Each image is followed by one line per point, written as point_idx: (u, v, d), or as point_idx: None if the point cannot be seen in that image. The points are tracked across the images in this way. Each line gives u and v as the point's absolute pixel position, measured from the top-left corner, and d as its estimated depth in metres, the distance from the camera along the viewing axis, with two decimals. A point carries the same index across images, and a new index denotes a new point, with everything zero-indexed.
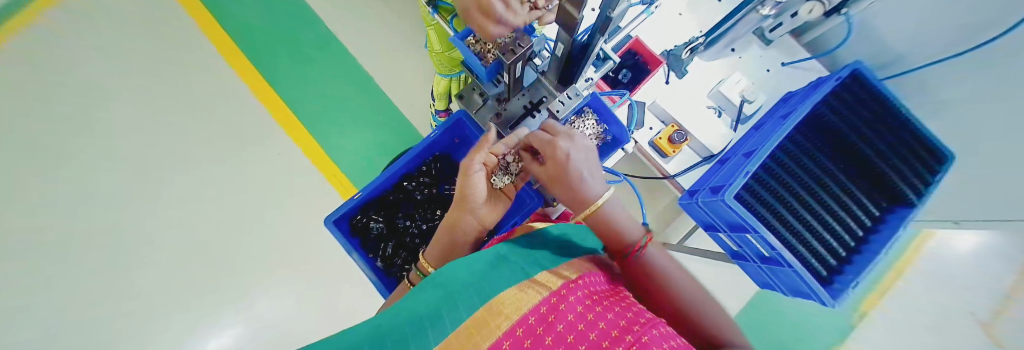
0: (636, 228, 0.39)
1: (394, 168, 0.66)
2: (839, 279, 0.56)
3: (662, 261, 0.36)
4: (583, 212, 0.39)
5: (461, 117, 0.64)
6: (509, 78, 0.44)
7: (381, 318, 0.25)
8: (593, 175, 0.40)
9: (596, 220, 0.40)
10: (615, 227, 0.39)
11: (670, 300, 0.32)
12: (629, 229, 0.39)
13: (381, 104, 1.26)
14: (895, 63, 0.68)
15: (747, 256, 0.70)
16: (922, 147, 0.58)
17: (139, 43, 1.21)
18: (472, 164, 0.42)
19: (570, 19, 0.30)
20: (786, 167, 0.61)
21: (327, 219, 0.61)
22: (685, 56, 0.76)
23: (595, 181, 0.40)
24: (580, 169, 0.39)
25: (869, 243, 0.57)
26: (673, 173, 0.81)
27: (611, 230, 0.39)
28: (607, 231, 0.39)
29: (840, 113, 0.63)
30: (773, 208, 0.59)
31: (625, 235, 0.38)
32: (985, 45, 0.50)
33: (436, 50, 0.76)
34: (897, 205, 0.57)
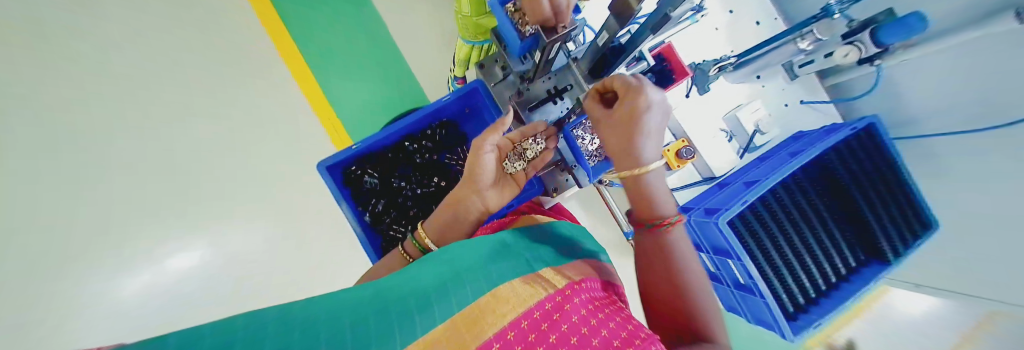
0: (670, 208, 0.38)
1: (398, 127, 0.63)
2: (803, 317, 0.59)
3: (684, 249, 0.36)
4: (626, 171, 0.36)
5: (476, 87, 0.61)
6: (541, 58, 0.43)
7: (382, 282, 0.24)
8: (655, 139, 0.36)
9: (636, 183, 0.37)
10: (649, 196, 0.37)
11: (676, 286, 0.33)
12: (662, 206, 0.37)
13: (392, 55, 1.21)
14: (906, 126, 0.68)
15: (722, 279, 0.72)
16: (913, 211, 0.59)
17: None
18: (483, 144, 0.43)
19: (625, 9, 0.28)
20: (784, 206, 0.62)
21: (321, 164, 0.59)
22: (712, 73, 0.71)
23: (654, 143, 0.36)
24: (649, 128, 0.35)
25: (839, 290, 0.60)
26: (672, 187, 0.82)
27: (647, 201, 0.37)
28: (642, 195, 0.37)
29: (848, 164, 0.62)
30: (761, 241, 0.60)
31: (658, 210, 0.37)
32: (993, 129, 0.51)
33: (463, 12, 0.71)
34: (875, 260, 0.61)
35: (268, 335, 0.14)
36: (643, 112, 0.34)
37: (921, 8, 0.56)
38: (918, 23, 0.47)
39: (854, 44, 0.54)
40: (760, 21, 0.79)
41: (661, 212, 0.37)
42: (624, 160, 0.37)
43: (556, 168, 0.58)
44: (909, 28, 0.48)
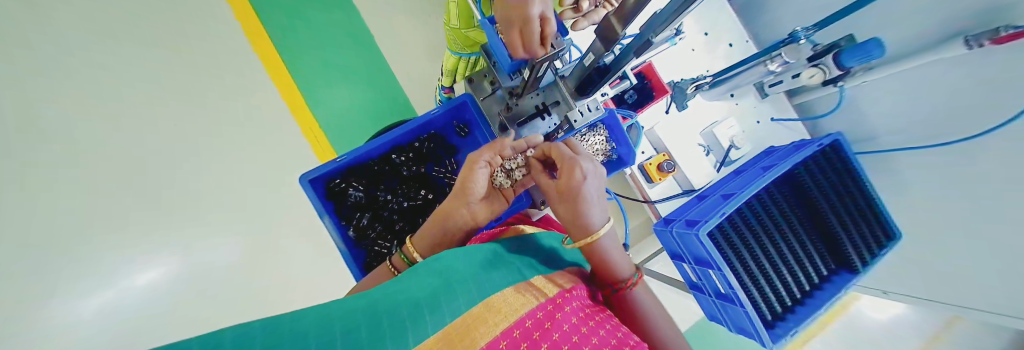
0: (626, 263, 0.38)
1: (384, 139, 0.62)
2: (780, 325, 0.61)
3: (647, 303, 0.36)
4: (579, 239, 0.36)
5: (465, 101, 0.62)
6: (529, 76, 0.44)
7: (370, 294, 0.24)
8: (598, 199, 0.38)
9: (593, 251, 0.36)
10: (607, 261, 0.36)
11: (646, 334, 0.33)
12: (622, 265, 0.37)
13: (383, 69, 1.24)
14: (869, 142, 0.73)
15: (704, 289, 0.74)
16: (877, 223, 0.64)
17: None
18: (477, 163, 0.42)
19: (611, 35, 0.30)
20: (760, 216, 0.65)
21: (303, 177, 0.57)
22: (690, 91, 0.77)
23: (599, 208, 0.37)
24: (589, 194, 0.37)
25: (812, 298, 0.63)
26: (655, 199, 0.85)
27: (602, 265, 0.37)
28: (601, 262, 0.37)
29: (815, 176, 0.67)
30: (739, 251, 0.63)
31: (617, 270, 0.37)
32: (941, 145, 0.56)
33: (452, 24, 0.73)
34: (844, 269, 0.64)
35: (255, 348, 0.13)
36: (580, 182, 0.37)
37: (881, 36, 0.62)
38: (876, 49, 0.50)
39: (819, 67, 0.59)
40: (732, 43, 0.84)
41: (621, 273, 0.36)
42: (577, 228, 0.37)
43: None
44: (867, 51, 0.51)
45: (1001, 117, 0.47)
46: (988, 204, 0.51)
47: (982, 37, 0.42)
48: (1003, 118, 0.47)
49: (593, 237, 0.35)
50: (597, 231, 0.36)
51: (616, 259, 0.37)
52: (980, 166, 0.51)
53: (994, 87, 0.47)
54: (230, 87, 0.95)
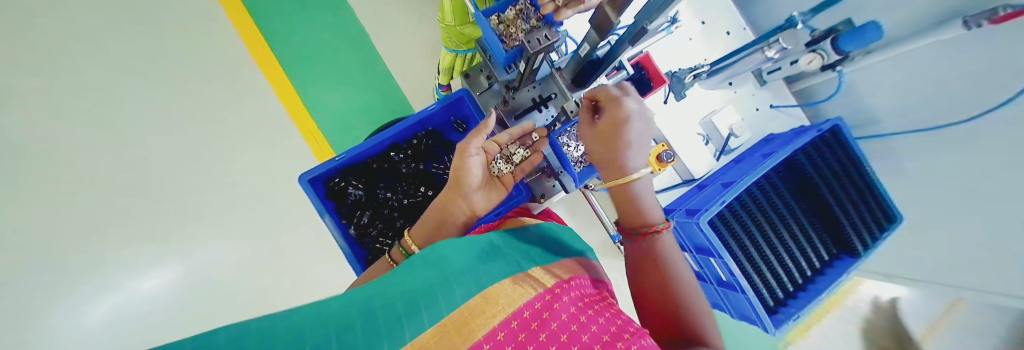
0: (657, 212, 0.40)
1: (382, 137, 0.62)
2: (782, 311, 0.61)
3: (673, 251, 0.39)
4: (615, 180, 0.38)
5: (461, 97, 0.62)
6: (525, 69, 0.43)
7: (369, 289, 0.24)
8: (641, 146, 0.39)
9: (628, 192, 0.39)
10: (638, 205, 0.39)
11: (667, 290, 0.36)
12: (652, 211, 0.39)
13: (377, 68, 1.23)
14: (869, 125, 0.73)
15: (706, 277, 0.74)
16: (879, 207, 0.63)
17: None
18: (468, 148, 0.43)
19: (605, 23, 0.29)
20: (760, 203, 0.65)
21: (302, 177, 0.57)
22: (688, 81, 0.77)
23: (641, 154, 0.39)
24: (633, 137, 0.38)
25: (815, 283, 0.63)
26: (655, 190, 0.84)
27: (635, 208, 0.39)
28: (631, 205, 0.40)
29: (814, 160, 0.66)
30: (740, 239, 0.63)
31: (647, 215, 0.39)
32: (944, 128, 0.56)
33: (447, 21, 0.72)
34: (845, 254, 0.64)
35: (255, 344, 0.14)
36: (626, 122, 0.38)
37: (879, 18, 0.61)
38: (874, 33, 0.50)
39: (817, 52, 0.59)
40: (729, 31, 0.83)
41: (651, 219, 0.39)
42: (614, 172, 0.39)
43: (542, 174, 0.60)
44: (863, 35, 0.51)
45: (998, 101, 0.47)
46: (988, 187, 0.51)
47: (981, 17, 0.41)
48: (1000, 102, 0.47)
49: (629, 177, 0.37)
50: (634, 174, 0.38)
51: (648, 206, 0.39)
52: (978, 149, 0.51)
53: (992, 71, 0.47)
54: (226, 90, 0.95)
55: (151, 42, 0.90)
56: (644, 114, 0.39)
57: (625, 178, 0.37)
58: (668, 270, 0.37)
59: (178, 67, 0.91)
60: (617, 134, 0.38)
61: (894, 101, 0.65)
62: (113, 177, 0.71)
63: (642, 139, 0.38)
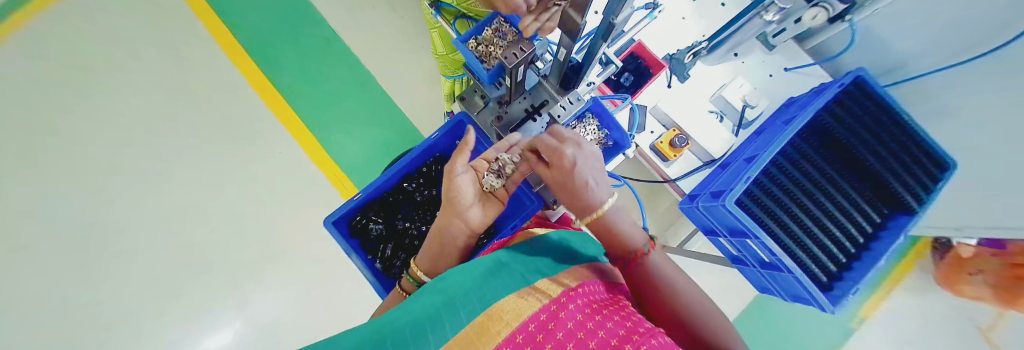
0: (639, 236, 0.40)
1: (393, 171, 0.66)
2: (839, 286, 0.55)
3: (662, 261, 0.38)
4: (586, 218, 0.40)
5: (461, 119, 0.64)
6: (510, 82, 0.46)
7: (381, 319, 0.25)
8: (597, 182, 0.40)
9: (600, 225, 0.40)
10: (617, 235, 0.40)
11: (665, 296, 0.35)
12: (633, 234, 0.40)
13: (385, 103, 1.27)
14: (899, 70, 0.66)
15: (747, 261, 0.69)
16: (924, 154, 0.57)
17: (143, 24, 1.21)
18: (455, 167, 0.45)
19: (573, 25, 0.30)
20: (789, 174, 0.61)
21: (326, 220, 0.61)
22: (688, 61, 0.75)
23: (598, 190, 0.40)
24: (586, 177, 0.39)
25: (870, 250, 0.56)
26: (675, 178, 0.81)
27: (614, 238, 0.40)
28: (612, 237, 0.40)
29: (843, 119, 0.62)
30: (774, 215, 0.58)
31: (627, 240, 0.39)
32: (985, 56, 0.50)
33: (440, 51, 0.77)
34: (899, 212, 0.56)
35: None
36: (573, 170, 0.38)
37: None
38: None
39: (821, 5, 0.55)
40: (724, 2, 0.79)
41: (632, 243, 0.39)
42: (582, 211, 0.41)
43: None
44: None
45: None
46: None
47: None
48: None
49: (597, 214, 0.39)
50: (600, 209, 0.39)
51: (626, 231, 0.40)
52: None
53: None
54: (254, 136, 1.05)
55: (166, 144, 1.11)
56: (590, 153, 0.40)
57: (588, 219, 0.40)
58: (655, 278, 0.36)
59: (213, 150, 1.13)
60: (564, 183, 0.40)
61: (917, 41, 0.61)
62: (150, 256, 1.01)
63: (597, 178, 0.40)
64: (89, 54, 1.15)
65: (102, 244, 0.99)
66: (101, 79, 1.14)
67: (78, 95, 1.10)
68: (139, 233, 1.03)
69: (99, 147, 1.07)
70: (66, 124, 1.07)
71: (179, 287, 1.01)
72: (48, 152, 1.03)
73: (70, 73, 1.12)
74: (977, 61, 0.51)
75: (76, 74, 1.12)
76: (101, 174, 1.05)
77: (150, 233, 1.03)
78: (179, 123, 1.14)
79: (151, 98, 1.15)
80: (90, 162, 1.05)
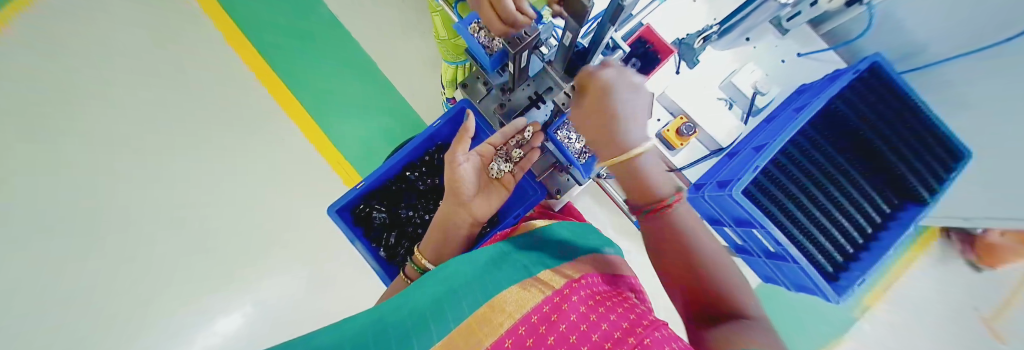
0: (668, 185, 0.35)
1: (395, 159, 0.66)
2: (845, 276, 0.54)
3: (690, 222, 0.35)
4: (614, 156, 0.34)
5: (464, 107, 0.63)
6: (513, 68, 0.44)
7: (385, 309, 0.25)
8: (635, 119, 0.35)
9: (628, 168, 0.35)
10: (646, 182, 0.35)
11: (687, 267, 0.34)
12: (663, 187, 0.35)
13: (387, 91, 1.26)
14: (916, 56, 0.64)
15: (752, 251, 0.69)
16: (939, 143, 0.55)
17: (146, 10, 1.21)
18: (455, 156, 0.46)
19: (580, 8, 0.28)
20: (799, 164, 0.59)
21: (330, 208, 0.61)
22: (698, 45, 0.72)
23: (636, 126, 0.35)
24: (626, 108, 0.35)
25: (878, 240, 0.55)
26: (680, 166, 0.79)
27: (642, 185, 0.35)
28: (640, 182, 0.35)
29: (857, 106, 0.60)
30: (781, 205, 0.57)
31: (655, 193, 0.35)
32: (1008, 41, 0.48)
33: (442, 36, 0.75)
34: (909, 202, 0.55)
35: None
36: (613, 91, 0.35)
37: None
38: None
39: None
40: None
41: (658, 193, 0.35)
42: (609, 148, 0.35)
43: (555, 170, 0.59)
44: None
45: None
46: None
47: None
48: None
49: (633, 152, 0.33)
50: (634, 149, 0.33)
51: (653, 178, 0.35)
52: None
53: None
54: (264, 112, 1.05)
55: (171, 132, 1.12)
56: (631, 85, 0.36)
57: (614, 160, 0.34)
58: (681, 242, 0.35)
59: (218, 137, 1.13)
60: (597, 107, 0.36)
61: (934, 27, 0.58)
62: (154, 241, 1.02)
63: (636, 112, 0.35)
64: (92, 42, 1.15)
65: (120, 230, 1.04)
66: (105, 68, 1.14)
67: None
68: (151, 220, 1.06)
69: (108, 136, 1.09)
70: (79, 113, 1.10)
71: (188, 272, 1.03)
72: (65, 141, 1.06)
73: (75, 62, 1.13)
74: (1001, 46, 0.49)
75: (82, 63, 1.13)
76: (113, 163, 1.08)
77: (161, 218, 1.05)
78: (183, 110, 1.15)
79: (154, 86, 1.15)
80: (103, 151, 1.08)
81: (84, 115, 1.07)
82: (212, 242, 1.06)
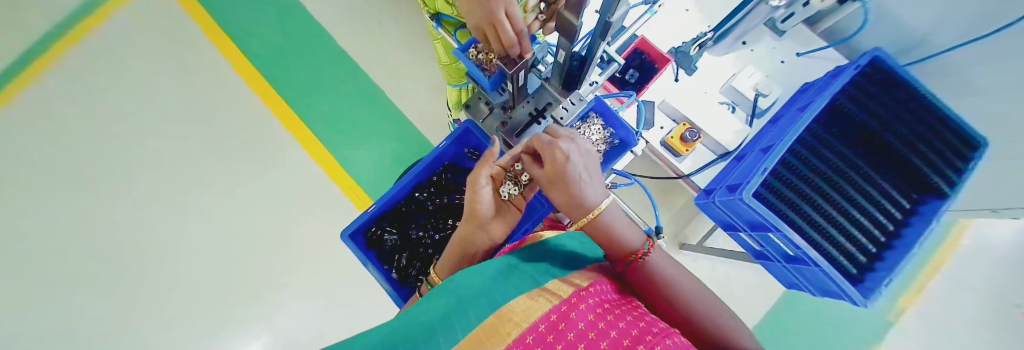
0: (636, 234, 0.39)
1: (405, 181, 0.67)
2: (870, 277, 0.52)
3: (663, 263, 0.38)
4: (584, 218, 0.39)
5: (468, 127, 0.65)
6: (512, 87, 0.46)
7: (397, 322, 0.25)
8: (591, 180, 0.39)
9: (597, 227, 0.39)
10: (617, 236, 0.39)
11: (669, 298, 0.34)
12: (630, 236, 0.39)
13: (393, 115, 1.30)
14: (919, 48, 0.62)
15: (770, 255, 0.67)
16: (952, 133, 0.54)
17: (175, 57, 1.31)
18: (479, 178, 0.46)
19: (568, 26, 0.30)
20: (811, 163, 0.58)
21: (342, 233, 0.63)
22: (694, 53, 0.73)
23: (594, 188, 0.39)
24: (580, 173, 0.38)
25: (901, 238, 0.53)
26: (688, 172, 0.78)
27: (611, 240, 0.39)
28: (608, 239, 0.39)
29: (862, 102, 0.59)
30: (794, 205, 0.56)
31: (626, 242, 0.38)
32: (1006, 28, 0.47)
33: (444, 61, 0.79)
34: (929, 196, 0.53)
35: None
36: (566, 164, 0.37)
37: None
38: None
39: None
40: None
41: (631, 244, 0.38)
42: (577, 211, 0.39)
43: None
44: None
45: None
46: None
47: None
48: None
49: (597, 212, 0.38)
50: (598, 207, 0.39)
51: (624, 230, 0.39)
52: None
53: None
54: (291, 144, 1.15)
55: (199, 169, 1.21)
56: (583, 150, 0.39)
57: (583, 221, 0.38)
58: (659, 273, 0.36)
59: (239, 171, 1.21)
60: (556, 179, 0.38)
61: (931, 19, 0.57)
62: (195, 271, 1.12)
63: (592, 175, 0.39)
64: (131, 92, 1.27)
65: (158, 263, 1.12)
66: (142, 114, 1.26)
67: (127, 130, 1.24)
68: (183, 252, 1.14)
69: (149, 177, 1.20)
70: (122, 157, 1.21)
71: (220, 298, 1.10)
72: (112, 184, 1.18)
73: (117, 112, 1.25)
74: (1002, 33, 0.48)
75: (122, 112, 1.25)
76: (151, 201, 1.18)
77: (196, 248, 1.14)
78: (209, 146, 1.23)
79: (183, 127, 1.25)
80: (142, 191, 1.18)
81: (133, 159, 1.21)
82: (237, 269, 1.12)
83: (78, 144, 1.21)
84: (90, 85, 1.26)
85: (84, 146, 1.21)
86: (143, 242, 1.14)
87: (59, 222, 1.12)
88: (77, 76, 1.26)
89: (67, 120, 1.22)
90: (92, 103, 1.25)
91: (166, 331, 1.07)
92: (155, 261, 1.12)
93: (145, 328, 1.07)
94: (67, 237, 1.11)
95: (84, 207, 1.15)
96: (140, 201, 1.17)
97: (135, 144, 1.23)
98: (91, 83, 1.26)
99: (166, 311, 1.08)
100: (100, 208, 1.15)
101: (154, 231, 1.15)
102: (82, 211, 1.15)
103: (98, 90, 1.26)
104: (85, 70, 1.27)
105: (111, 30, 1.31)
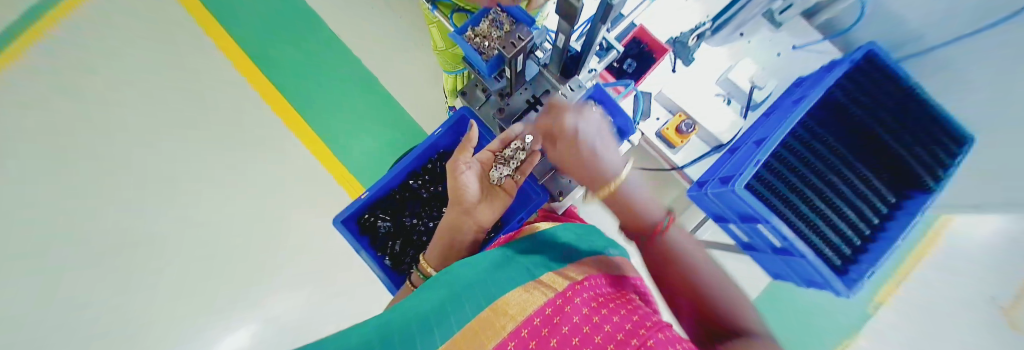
0: (658, 206, 0.34)
1: (399, 167, 0.67)
2: (853, 269, 0.53)
3: (684, 238, 0.32)
4: (599, 189, 0.36)
5: (464, 114, 0.64)
6: (510, 72, 0.45)
7: (391, 313, 0.25)
8: (604, 151, 0.38)
9: (614, 198, 0.35)
10: (636, 207, 0.34)
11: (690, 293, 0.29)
12: (652, 208, 0.33)
13: (386, 101, 1.27)
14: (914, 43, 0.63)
15: (758, 247, 0.68)
16: (943, 131, 0.54)
17: (154, 36, 1.25)
18: (457, 164, 0.48)
19: (569, 10, 0.29)
20: (800, 156, 0.59)
21: (336, 219, 0.62)
22: (692, 43, 0.72)
23: (608, 158, 0.37)
24: (591, 142, 0.37)
25: (885, 231, 0.54)
26: (682, 164, 0.79)
27: (630, 212, 0.34)
28: (629, 211, 0.34)
29: (854, 98, 0.60)
30: (783, 197, 0.57)
31: (646, 212, 0.33)
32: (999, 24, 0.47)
33: (439, 47, 0.77)
34: (914, 190, 0.54)
35: None
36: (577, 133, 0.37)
37: None
38: None
39: None
40: None
41: (652, 215, 0.33)
42: (594, 183, 0.37)
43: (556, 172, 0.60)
44: None
45: None
46: None
47: None
48: None
49: (611, 181, 0.35)
50: (615, 178, 0.35)
51: (646, 200, 0.34)
52: None
53: None
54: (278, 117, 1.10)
55: (183, 154, 1.17)
56: (593, 121, 0.39)
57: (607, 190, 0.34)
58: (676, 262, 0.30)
59: (226, 157, 1.17)
60: (570, 148, 0.38)
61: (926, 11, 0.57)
62: (180, 258, 1.10)
63: (604, 146, 0.38)
64: (107, 72, 1.21)
65: (142, 250, 1.10)
66: (121, 95, 1.20)
67: (105, 112, 1.18)
68: (169, 239, 1.11)
69: (130, 161, 1.16)
70: (100, 140, 1.16)
71: (208, 285, 1.08)
72: (91, 168, 1.14)
73: (93, 92, 1.19)
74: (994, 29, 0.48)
75: (99, 92, 1.20)
76: (134, 186, 1.14)
77: (184, 234, 1.11)
78: (194, 130, 1.19)
79: (165, 110, 1.20)
80: (124, 176, 1.15)
81: (113, 142, 1.17)
82: (226, 256, 1.10)
83: (52, 126, 1.15)
84: (63, 64, 1.20)
85: (60, 128, 1.16)
86: (127, 229, 1.11)
87: (42, 207, 1.10)
88: (49, 55, 1.20)
89: (41, 100, 1.17)
90: (65, 83, 1.19)
91: (151, 317, 1.05)
92: (143, 248, 1.10)
93: (129, 315, 1.05)
94: (50, 224, 1.08)
95: (70, 189, 1.12)
96: (122, 186, 1.14)
97: (114, 126, 1.18)
98: (71, 59, 1.21)
99: (151, 298, 1.06)
100: (80, 193, 1.12)
101: (138, 217, 1.12)
102: (65, 196, 1.11)
103: (79, 67, 1.20)
104: (56, 47, 1.20)
105: (95, 3, 1.25)
